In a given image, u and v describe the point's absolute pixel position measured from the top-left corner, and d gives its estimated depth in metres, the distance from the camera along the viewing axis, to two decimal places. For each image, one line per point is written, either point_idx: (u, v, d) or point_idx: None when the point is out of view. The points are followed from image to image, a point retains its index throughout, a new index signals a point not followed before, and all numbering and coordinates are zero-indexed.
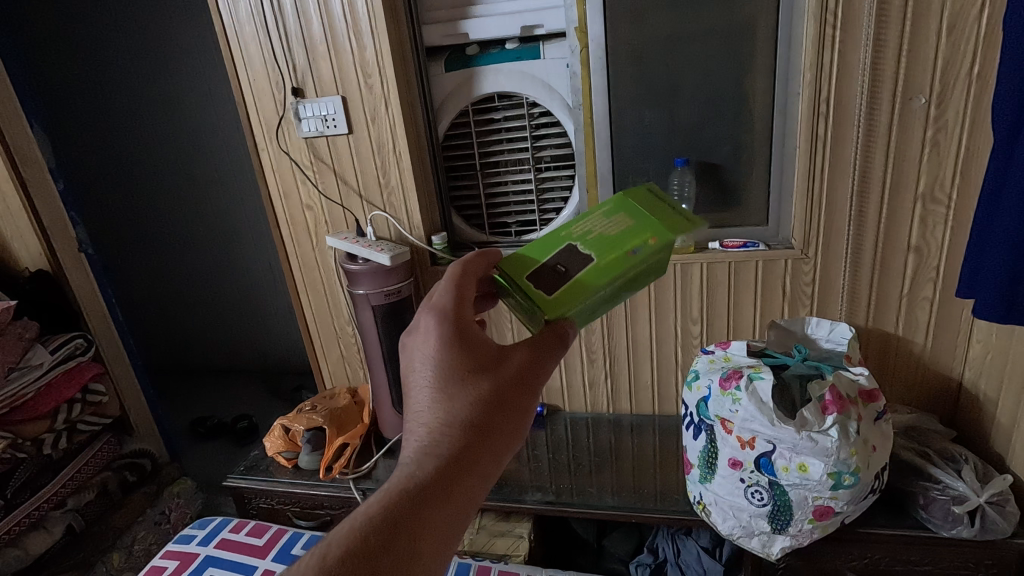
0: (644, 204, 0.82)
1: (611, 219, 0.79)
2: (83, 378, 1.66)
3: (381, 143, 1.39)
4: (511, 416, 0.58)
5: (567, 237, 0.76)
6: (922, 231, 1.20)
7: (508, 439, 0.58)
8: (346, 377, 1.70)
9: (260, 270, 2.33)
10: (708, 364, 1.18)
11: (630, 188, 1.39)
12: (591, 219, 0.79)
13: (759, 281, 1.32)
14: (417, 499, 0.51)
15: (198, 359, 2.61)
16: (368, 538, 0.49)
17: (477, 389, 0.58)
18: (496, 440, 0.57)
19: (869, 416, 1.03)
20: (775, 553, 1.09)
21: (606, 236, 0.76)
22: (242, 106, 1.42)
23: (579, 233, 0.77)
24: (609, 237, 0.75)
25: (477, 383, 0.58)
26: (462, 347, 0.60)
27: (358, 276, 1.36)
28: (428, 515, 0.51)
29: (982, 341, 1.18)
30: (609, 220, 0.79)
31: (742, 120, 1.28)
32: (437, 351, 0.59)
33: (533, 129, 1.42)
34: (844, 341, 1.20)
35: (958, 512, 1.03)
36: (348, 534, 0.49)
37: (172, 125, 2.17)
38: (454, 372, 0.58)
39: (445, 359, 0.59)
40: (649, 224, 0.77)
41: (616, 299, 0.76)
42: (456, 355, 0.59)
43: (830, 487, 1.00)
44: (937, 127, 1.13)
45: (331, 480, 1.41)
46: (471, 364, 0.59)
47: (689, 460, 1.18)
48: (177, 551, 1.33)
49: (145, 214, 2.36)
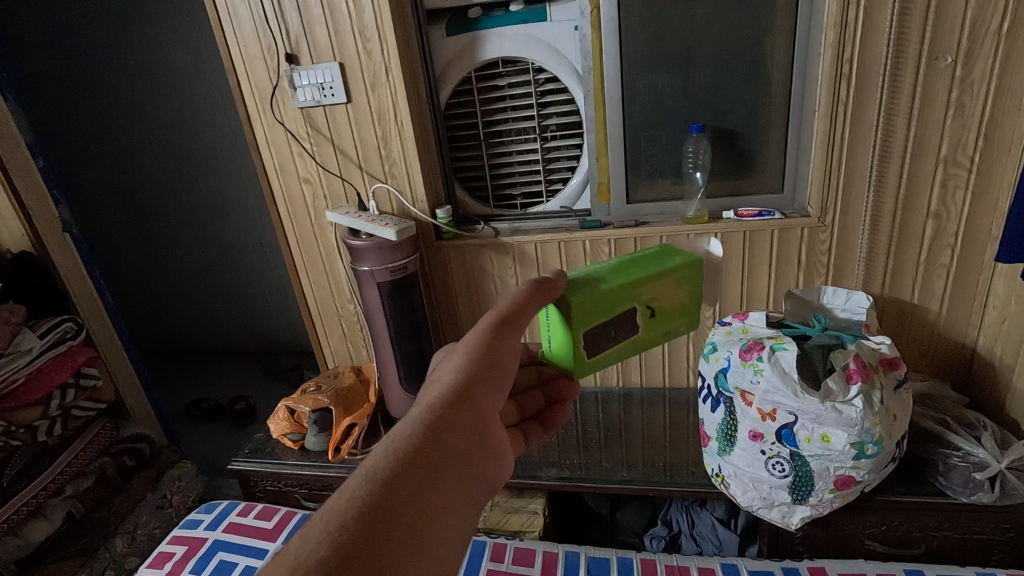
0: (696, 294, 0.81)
1: (678, 288, 0.76)
2: (75, 362, 1.60)
3: (382, 113, 1.33)
4: (489, 375, 0.61)
5: (632, 301, 0.73)
6: (942, 196, 1.18)
7: (481, 386, 0.59)
8: (349, 356, 1.66)
9: (253, 248, 2.26)
10: (725, 336, 1.15)
11: (641, 156, 1.35)
12: (660, 291, 0.75)
13: (774, 250, 1.30)
14: (403, 454, 0.50)
15: (192, 340, 2.55)
16: (362, 496, 0.46)
17: (455, 360, 0.61)
18: (474, 398, 0.58)
19: (890, 385, 1.02)
20: (794, 522, 1.09)
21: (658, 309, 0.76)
22: (233, 74, 1.34)
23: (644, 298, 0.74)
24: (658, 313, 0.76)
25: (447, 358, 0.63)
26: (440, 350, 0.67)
27: (362, 252, 1.31)
28: (418, 470, 0.49)
29: (1000, 308, 1.17)
30: (674, 290, 0.76)
31: (759, 84, 1.24)
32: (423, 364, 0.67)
33: (539, 96, 1.36)
34: (861, 310, 1.18)
35: (979, 479, 1.03)
36: (336, 501, 0.46)
37: (155, 97, 2.08)
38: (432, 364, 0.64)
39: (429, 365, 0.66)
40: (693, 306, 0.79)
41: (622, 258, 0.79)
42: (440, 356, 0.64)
43: (852, 457, 0.99)
44: (963, 88, 1.09)
45: (339, 461, 1.38)
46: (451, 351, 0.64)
47: (706, 433, 1.17)
48: (185, 537, 1.30)
49: (132, 192, 2.27)
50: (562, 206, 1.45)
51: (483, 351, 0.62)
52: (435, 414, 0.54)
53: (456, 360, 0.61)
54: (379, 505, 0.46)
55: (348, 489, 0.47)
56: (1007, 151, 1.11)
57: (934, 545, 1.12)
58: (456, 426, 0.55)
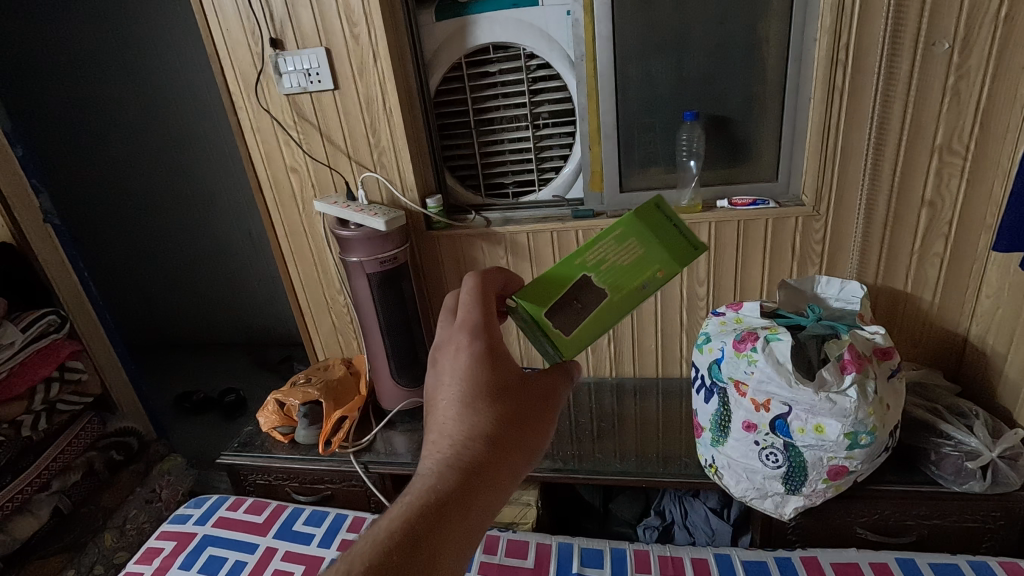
0: (654, 224, 0.74)
1: (625, 244, 0.73)
2: (59, 356, 1.57)
3: (370, 100, 1.30)
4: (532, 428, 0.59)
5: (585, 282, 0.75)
6: (937, 185, 1.17)
7: (522, 451, 0.58)
8: (339, 348, 1.64)
9: (241, 239, 2.22)
10: (719, 327, 1.14)
11: (634, 144, 1.33)
12: (605, 246, 0.72)
13: (767, 239, 1.29)
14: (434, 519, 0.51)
15: (180, 332, 2.52)
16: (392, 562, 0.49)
17: (499, 403, 0.58)
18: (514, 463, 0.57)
19: (883, 374, 1.01)
20: (788, 512, 1.09)
21: (618, 269, 0.72)
22: (216, 60, 1.31)
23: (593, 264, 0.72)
24: (618, 272, 0.72)
25: (497, 398, 0.58)
26: (491, 365, 0.60)
27: (351, 242, 1.29)
28: (450, 537, 0.51)
29: (992, 296, 1.17)
30: (622, 247, 0.73)
31: (753, 70, 1.23)
32: (468, 367, 0.59)
33: (531, 83, 1.33)
34: (855, 299, 1.17)
35: (971, 467, 1.03)
36: (370, 563, 0.48)
37: (138, 84, 2.03)
38: (482, 387, 0.58)
39: (474, 374, 0.59)
40: (661, 254, 0.73)
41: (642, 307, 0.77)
42: (485, 374, 0.59)
43: (846, 447, 0.99)
44: (959, 75, 1.08)
45: (330, 454, 1.37)
46: (496, 380, 0.59)
47: (699, 423, 1.16)
48: (174, 531, 1.29)
49: (115, 181, 2.23)
50: (554, 195, 1.43)
51: (527, 403, 0.60)
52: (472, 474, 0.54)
53: (500, 405, 0.58)
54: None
55: (380, 547, 0.49)
56: (1003, 138, 1.10)
57: (925, 533, 1.12)
58: (493, 488, 0.55)
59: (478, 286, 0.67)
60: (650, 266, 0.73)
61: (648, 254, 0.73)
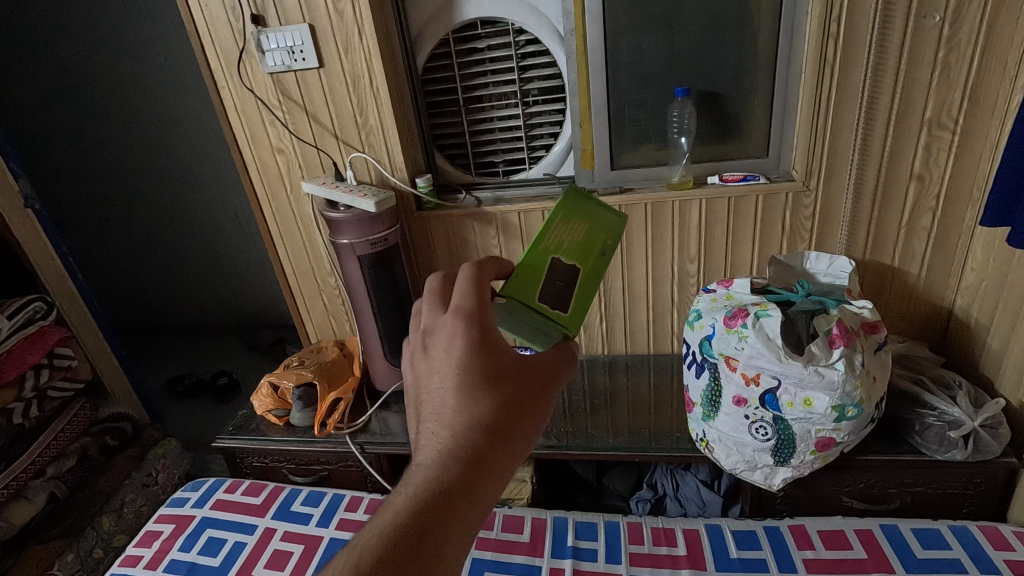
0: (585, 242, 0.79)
1: (570, 222, 0.79)
2: (48, 343, 1.56)
3: (356, 77, 1.27)
4: (531, 426, 0.51)
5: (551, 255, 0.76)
6: (925, 159, 1.17)
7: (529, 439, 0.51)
8: (331, 330, 1.63)
9: (228, 221, 2.20)
10: (710, 304, 1.15)
11: (624, 121, 1.33)
12: (556, 229, 0.78)
13: (758, 215, 1.29)
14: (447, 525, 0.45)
15: (168, 316, 2.50)
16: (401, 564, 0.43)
17: (498, 390, 0.50)
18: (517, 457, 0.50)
19: (870, 348, 1.03)
20: (776, 483, 1.12)
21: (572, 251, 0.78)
22: (196, 37, 1.27)
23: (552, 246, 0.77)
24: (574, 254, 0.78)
25: (501, 384, 0.51)
26: (484, 350, 0.51)
27: (340, 224, 1.27)
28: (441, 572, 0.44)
29: (977, 270, 1.19)
30: (568, 224, 0.79)
31: (743, 45, 1.22)
32: (461, 354, 0.51)
33: (519, 59, 1.31)
34: (843, 274, 1.18)
35: (953, 436, 1.06)
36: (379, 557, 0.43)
37: (114, 63, 1.97)
38: (482, 372, 0.50)
39: (470, 363, 0.50)
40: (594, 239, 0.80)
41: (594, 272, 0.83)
42: (481, 361, 0.51)
43: (833, 419, 1.01)
44: (950, 48, 1.08)
45: (326, 436, 1.38)
46: (497, 367, 0.51)
47: (690, 398, 1.18)
48: (172, 515, 1.30)
49: (95, 163, 2.18)
50: (545, 173, 1.42)
51: (531, 391, 0.52)
52: (482, 474, 0.47)
53: (499, 394, 0.50)
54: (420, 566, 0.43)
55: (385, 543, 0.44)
56: (991, 112, 1.10)
57: (908, 501, 1.16)
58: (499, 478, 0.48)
59: (476, 275, 0.56)
60: (599, 236, 0.80)
61: (589, 228, 0.80)
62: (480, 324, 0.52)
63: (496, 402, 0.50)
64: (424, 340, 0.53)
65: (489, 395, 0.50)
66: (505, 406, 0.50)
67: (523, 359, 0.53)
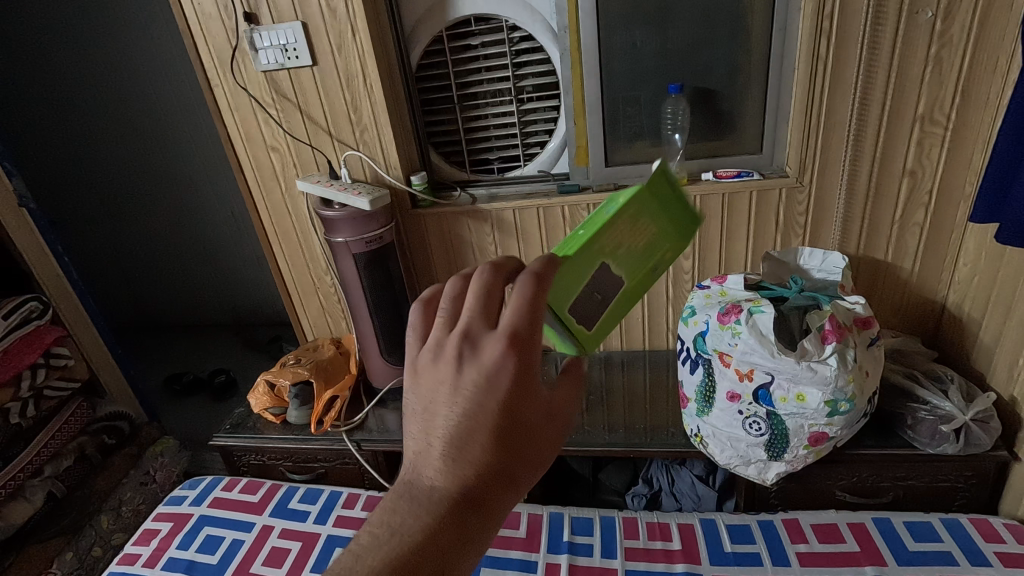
0: (651, 248, 0.65)
1: (640, 220, 0.64)
2: (44, 343, 1.56)
3: (350, 75, 1.27)
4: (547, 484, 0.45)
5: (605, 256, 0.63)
6: (918, 154, 1.18)
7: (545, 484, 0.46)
8: (328, 328, 1.64)
9: (224, 219, 2.19)
10: (704, 300, 1.16)
11: (618, 118, 1.32)
12: (623, 225, 0.63)
13: (752, 211, 1.29)
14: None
15: (165, 315, 2.50)
16: None
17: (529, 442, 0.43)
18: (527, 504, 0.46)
19: (863, 343, 1.04)
20: (770, 478, 1.13)
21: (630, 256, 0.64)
22: (189, 36, 1.26)
23: (610, 247, 0.63)
24: (631, 259, 0.64)
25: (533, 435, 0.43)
26: (526, 397, 0.42)
27: (335, 223, 1.27)
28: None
29: (970, 264, 1.19)
30: (638, 223, 0.64)
31: (737, 41, 1.22)
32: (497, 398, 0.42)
33: (513, 56, 1.31)
34: (836, 270, 1.19)
35: (945, 430, 1.07)
36: None
37: (107, 60, 1.96)
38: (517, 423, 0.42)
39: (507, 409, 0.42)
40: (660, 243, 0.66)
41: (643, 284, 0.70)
42: (519, 411, 0.42)
43: (826, 414, 1.02)
44: (942, 44, 1.08)
45: (322, 434, 1.38)
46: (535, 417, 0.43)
47: (685, 394, 1.18)
48: (170, 513, 1.30)
49: (89, 161, 2.17)
50: (539, 170, 1.43)
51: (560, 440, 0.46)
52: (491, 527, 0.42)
53: (529, 446, 0.43)
54: None
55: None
56: (983, 107, 1.10)
57: (901, 495, 1.17)
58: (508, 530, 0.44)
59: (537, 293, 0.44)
60: (663, 246, 0.66)
61: (656, 232, 0.65)
62: (527, 353, 0.43)
63: (521, 458, 0.43)
64: (459, 353, 0.43)
65: (518, 452, 0.42)
66: (527, 465, 0.43)
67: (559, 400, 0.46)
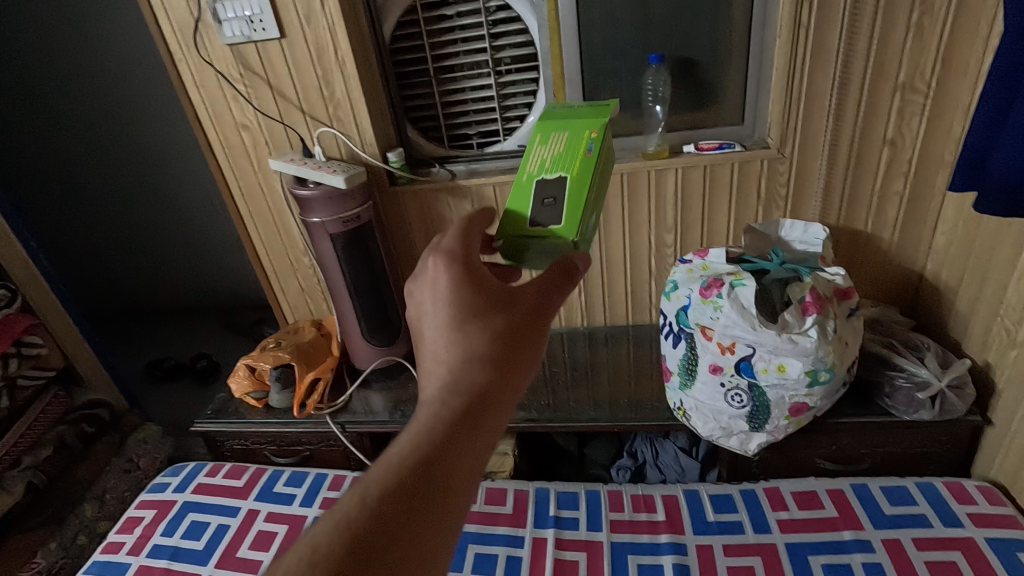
0: (573, 145, 0.82)
1: (549, 140, 0.84)
2: (14, 331, 1.51)
3: (320, 49, 1.22)
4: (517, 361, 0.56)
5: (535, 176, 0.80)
6: (898, 124, 1.17)
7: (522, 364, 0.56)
8: (308, 310, 1.61)
9: (198, 201, 2.14)
10: (686, 274, 1.15)
11: (599, 90, 1.29)
12: (537, 152, 0.83)
13: (734, 184, 1.28)
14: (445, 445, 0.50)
15: (142, 300, 2.44)
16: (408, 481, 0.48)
17: (487, 321, 0.56)
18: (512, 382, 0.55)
19: (842, 313, 1.04)
20: (751, 448, 1.14)
21: (556, 160, 0.81)
22: (148, 7, 1.20)
23: (535, 168, 0.81)
24: (559, 161, 0.81)
25: (488, 320, 0.56)
26: (471, 288, 0.57)
27: (311, 203, 1.24)
28: (444, 513, 0.48)
29: (948, 233, 1.20)
30: (548, 143, 0.83)
31: (718, 9, 1.19)
32: (447, 292, 0.56)
33: (490, 27, 1.27)
34: (818, 241, 1.19)
35: (921, 398, 1.09)
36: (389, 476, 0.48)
37: (65, 36, 1.87)
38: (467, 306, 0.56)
39: (456, 300, 0.56)
40: (581, 134, 0.83)
41: (600, 173, 0.83)
42: (467, 297, 0.56)
43: (806, 384, 1.03)
44: (923, 10, 1.07)
45: (306, 417, 1.37)
46: (484, 303, 0.56)
47: (668, 368, 1.18)
48: (153, 501, 1.29)
49: (53, 142, 2.08)
50: (520, 145, 1.39)
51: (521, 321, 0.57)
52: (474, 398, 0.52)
53: (488, 325, 0.55)
54: (427, 485, 0.48)
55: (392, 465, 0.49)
56: (963, 75, 1.10)
57: (878, 460, 1.20)
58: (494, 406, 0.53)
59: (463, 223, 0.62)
60: (582, 137, 0.82)
61: (570, 134, 0.83)
62: (457, 261, 0.58)
63: (482, 344, 0.54)
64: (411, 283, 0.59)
65: (476, 329, 0.55)
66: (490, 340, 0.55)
67: (511, 290, 0.59)
